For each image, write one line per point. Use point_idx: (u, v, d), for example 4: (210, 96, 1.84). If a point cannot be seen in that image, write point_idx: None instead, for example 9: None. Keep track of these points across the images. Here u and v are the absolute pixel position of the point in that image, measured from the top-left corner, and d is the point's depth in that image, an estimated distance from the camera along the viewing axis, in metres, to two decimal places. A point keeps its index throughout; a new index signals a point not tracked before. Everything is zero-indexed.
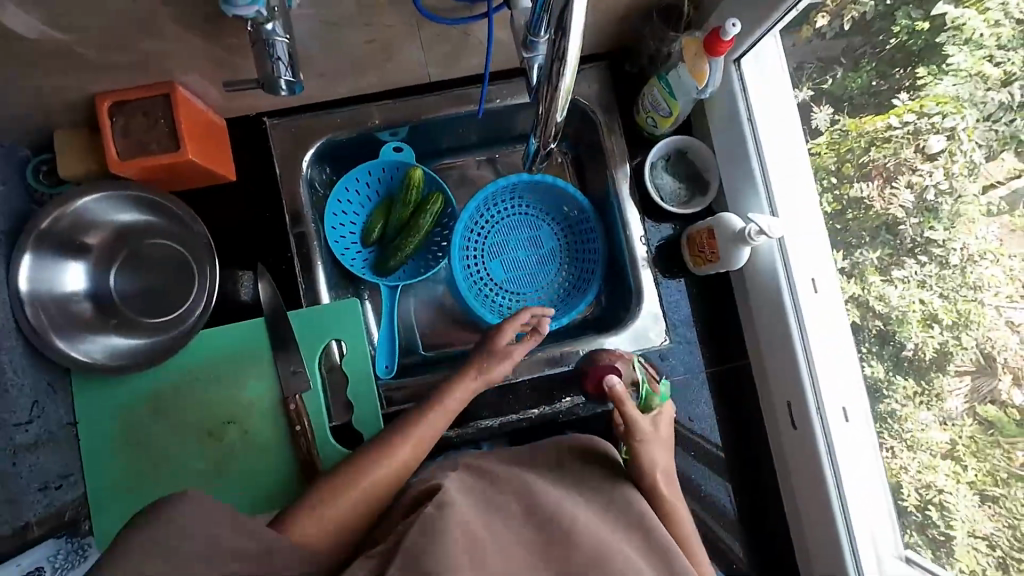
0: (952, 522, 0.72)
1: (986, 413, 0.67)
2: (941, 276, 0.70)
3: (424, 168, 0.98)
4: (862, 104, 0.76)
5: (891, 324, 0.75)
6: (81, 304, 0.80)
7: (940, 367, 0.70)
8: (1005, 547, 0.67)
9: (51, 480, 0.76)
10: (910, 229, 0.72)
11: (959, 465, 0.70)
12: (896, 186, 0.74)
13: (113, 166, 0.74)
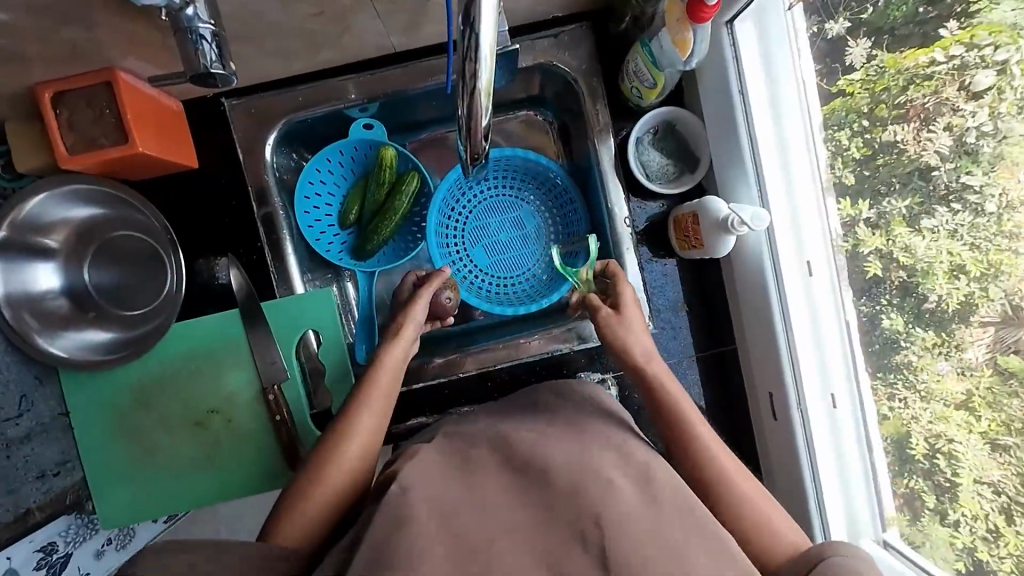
0: (958, 470, 0.69)
1: (1009, 364, 0.63)
2: (975, 224, 0.64)
3: (397, 146, 0.93)
4: (904, 36, 0.65)
5: (915, 276, 0.69)
6: (56, 300, 0.80)
7: (963, 318, 0.66)
8: (1010, 493, 0.65)
9: (48, 468, 0.80)
10: (943, 175, 0.65)
11: (972, 415, 0.67)
12: (934, 129, 0.65)
13: (63, 162, 0.71)
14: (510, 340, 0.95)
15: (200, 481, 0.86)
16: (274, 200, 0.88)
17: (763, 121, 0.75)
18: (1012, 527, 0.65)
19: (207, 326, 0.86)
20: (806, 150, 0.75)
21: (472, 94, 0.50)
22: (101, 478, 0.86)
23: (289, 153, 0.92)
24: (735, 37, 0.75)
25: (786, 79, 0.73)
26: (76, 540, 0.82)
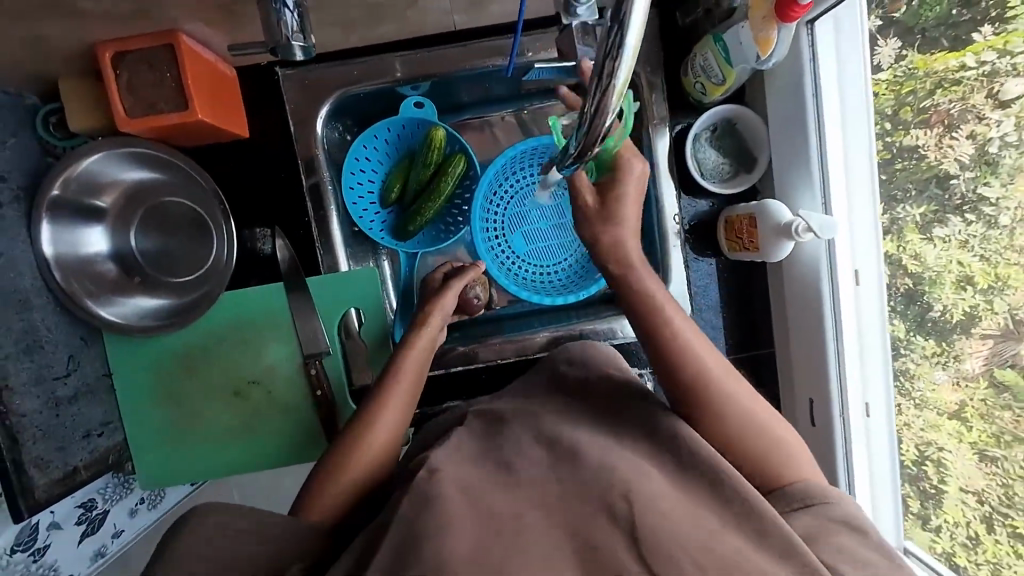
0: (946, 478, 0.73)
1: (1004, 377, 0.66)
2: (987, 236, 0.65)
3: (447, 127, 0.92)
4: (936, 38, 0.65)
5: (921, 284, 0.72)
6: (105, 265, 0.80)
7: (964, 329, 0.69)
8: (992, 503, 0.68)
9: (93, 428, 0.81)
10: (962, 183, 0.66)
11: (963, 424, 0.71)
12: (956, 135, 0.66)
13: (122, 125, 0.70)
14: (534, 330, 0.95)
15: (237, 448, 0.88)
16: (322, 171, 0.87)
17: (832, 128, 0.74)
18: (991, 535, 0.69)
19: (251, 297, 0.86)
20: (864, 161, 0.74)
21: (604, 92, 0.44)
22: (140, 440, 0.87)
23: (337, 127, 0.91)
24: (816, 39, 0.73)
25: (857, 88, 0.72)
26: (114, 498, 0.85)
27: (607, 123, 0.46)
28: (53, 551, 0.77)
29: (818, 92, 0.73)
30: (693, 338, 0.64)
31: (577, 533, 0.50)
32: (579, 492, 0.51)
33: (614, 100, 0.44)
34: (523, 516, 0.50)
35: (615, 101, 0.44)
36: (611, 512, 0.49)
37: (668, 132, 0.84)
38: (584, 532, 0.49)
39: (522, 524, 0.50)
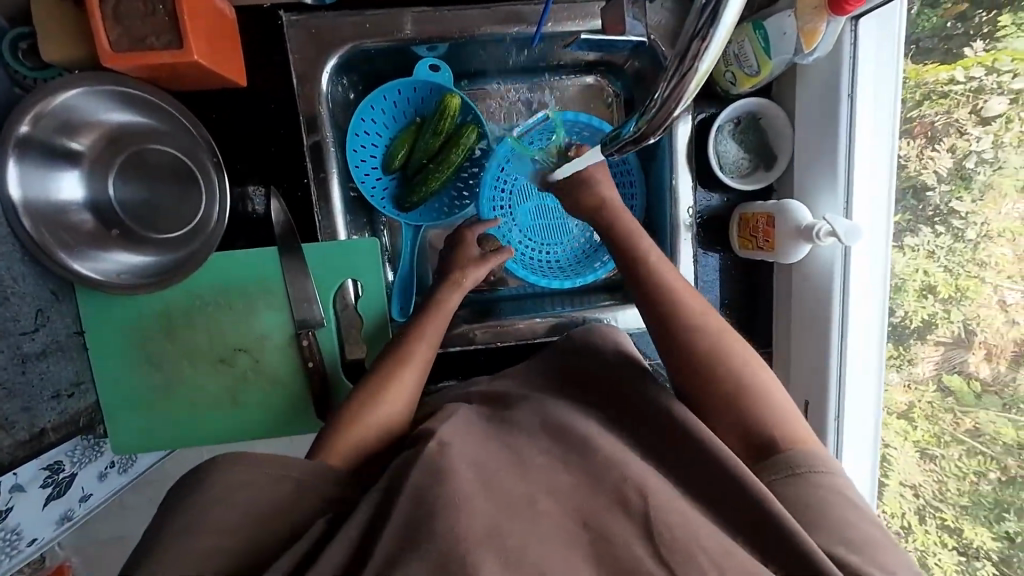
0: (889, 473, 0.83)
1: (951, 382, 0.78)
2: (952, 248, 0.76)
3: (463, 95, 0.88)
4: (929, 48, 0.73)
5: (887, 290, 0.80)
6: (80, 214, 0.73)
7: (919, 334, 0.79)
8: (926, 497, 0.80)
9: (63, 389, 0.76)
10: (937, 196, 0.76)
11: (909, 424, 0.82)
12: (937, 148, 0.75)
13: (105, 61, 0.63)
14: (534, 315, 0.92)
15: (220, 417, 0.84)
16: (325, 130, 0.81)
17: (862, 133, 0.72)
18: (923, 526, 0.81)
19: (244, 261, 0.81)
20: (886, 172, 0.74)
21: (684, 76, 0.43)
22: (114, 404, 0.82)
23: (343, 85, 0.85)
24: (858, 37, 0.70)
25: (889, 96, 0.71)
26: (82, 461, 0.80)
27: (678, 110, 0.46)
28: (17, 514, 0.69)
29: (854, 92, 0.71)
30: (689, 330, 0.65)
31: (587, 523, 0.49)
32: (593, 484, 0.51)
33: (691, 85, 0.44)
34: (536, 503, 0.50)
35: (692, 86, 0.44)
36: (626, 506, 0.49)
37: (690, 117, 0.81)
38: (596, 523, 0.49)
39: (532, 516, 0.49)
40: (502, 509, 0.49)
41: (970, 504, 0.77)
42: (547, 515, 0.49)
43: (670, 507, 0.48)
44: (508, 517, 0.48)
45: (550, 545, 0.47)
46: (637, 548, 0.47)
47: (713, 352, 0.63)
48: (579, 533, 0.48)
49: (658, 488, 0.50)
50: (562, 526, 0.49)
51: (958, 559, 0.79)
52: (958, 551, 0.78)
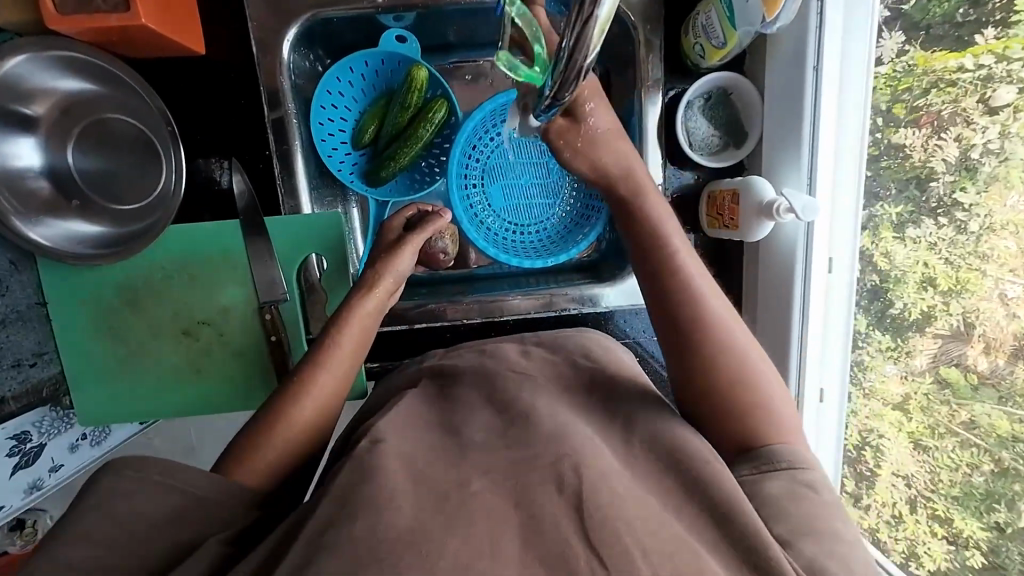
0: (880, 463, 0.79)
1: (947, 374, 0.71)
2: (954, 240, 0.69)
3: (430, 68, 0.86)
4: (939, 36, 0.67)
5: (886, 282, 0.75)
6: (38, 182, 0.72)
7: (919, 327, 0.73)
8: (918, 486, 0.75)
9: (24, 357, 0.76)
10: (940, 187, 0.70)
11: (903, 415, 0.76)
12: (943, 138, 0.68)
13: (51, 24, 0.62)
14: (504, 295, 0.92)
15: (186, 390, 0.84)
16: (288, 104, 0.81)
17: (829, 109, 0.71)
18: (913, 516, 0.76)
19: (206, 233, 0.80)
20: (854, 148, 0.73)
21: (587, 22, 0.45)
22: (79, 376, 0.82)
23: (308, 57, 0.84)
24: (825, 9, 0.68)
25: (859, 71, 0.70)
26: (50, 432, 0.81)
27: (589, 59, 0.48)
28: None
29: (821, 66, 0.69)
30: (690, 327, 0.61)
31: (520, 503, 0.48)
32: (528, 462, 0.51)
33: (596, 31, 0.46)
34: (469, 485, 0.49)
35: (598, 31, 0.46)
36: (559, 483, 0.48)
37: (661, 96, 0.82)
38: (527, 502, 0.48)
39: (468, 491, 0.49)
40: (433, 492, 0.48)
41: (960, 494, 0.72)
42: (482, 497, 0.48)
43: (602, 484, 0.48)
44: (437, 497, 0.48)
45: (479, 515, 0.46)
46: (564, 526, 0.46)
47: (706, 351, 0.60)
48: (510, 509, 0.47)
49: (592, 463, 0.50)
50: (494, 506, 0.47)
51: (947, 549, 0.74)
52: (948, 542, 0.74)
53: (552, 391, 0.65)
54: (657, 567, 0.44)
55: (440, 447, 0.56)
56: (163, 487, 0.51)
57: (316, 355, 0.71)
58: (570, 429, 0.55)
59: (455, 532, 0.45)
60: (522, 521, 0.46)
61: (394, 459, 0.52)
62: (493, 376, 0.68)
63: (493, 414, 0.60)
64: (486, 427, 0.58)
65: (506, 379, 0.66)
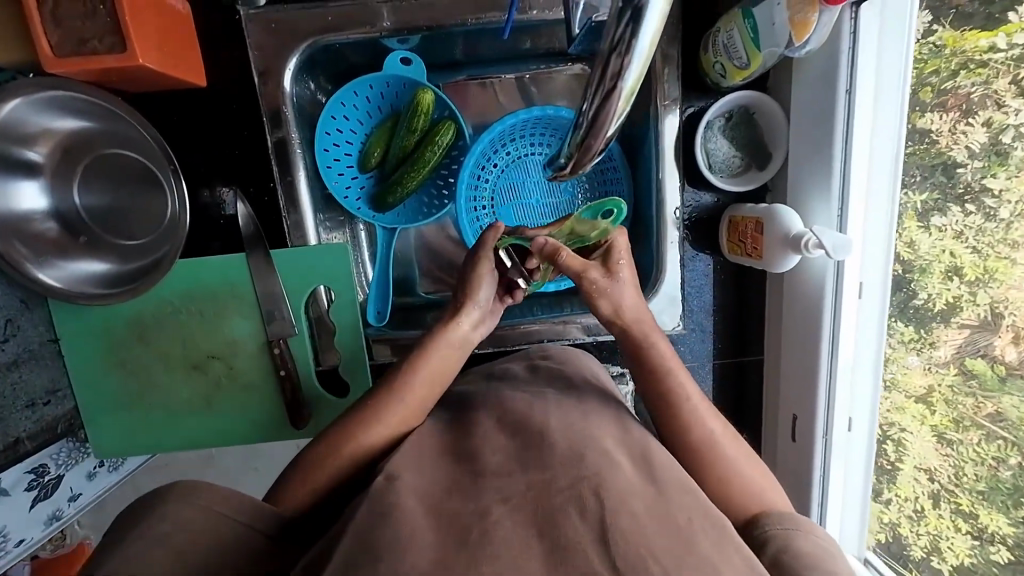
0: (903, 457, 0.75)
1: (973, 365, 0.68)
2: (982, 228, 0.65)
3: (436, 90, 0.83)
4: (969, 14, 0.62)
5: (910, 273, 0.70)
6: (46, 224, 0.71)
7: (944, 318, 0.69)
8: (942, 481, 0.72)
9: (38, 397, 0.76)
10: (968, 172, 0.65)
11: (928, 409, 0.72)
12: (972, 122, 0.63)
13: (48, 66, 0.60)
14: (517, 323, 0.88)
15: (197, 422, 0.84)
16: (290, 128, 0.78)
17: (862, 130, 0.66)
18: (936, 510, 0.73)
19: (211, 267, 0.79)
20: (887, 169, 0.68)
21: (610, 93, 0.45)
22: (93, 411, 0.83)
23: (309, 82, 0.81)
24: (859, 31, 0.63)
25: (897, 89, 0.65)
26: (68, 463, 0.81)
27: (611, 130, 0.48)
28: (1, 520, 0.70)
29: (852, 88, 0.64)
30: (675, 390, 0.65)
31: (544, 532, 0.46)
32: (547, 485, 0.49)
33: (619, 105, 0.46)
34: (490, 513, 0.48)
35: (621, 103, 0.46)
36: (581, 506, 0.47)
37: (678, 115, 0.78)
38: (551, 530, 0.46)
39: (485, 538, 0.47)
40: (454, 525, 0.47)
41: (986, 489, 0.69)
42: (503, 525, 0.46)
43: (623, 508, 0.47)
44: (456, 532, 0.46)
45: (502, 545, 0.45)
46: (591, 555, 0.44)
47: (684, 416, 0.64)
48: (534, 539, 0.46)
49: (614, 485, 0.49)
50: (518, 535, 0.46)
51: (971, 543, 0.71)
52: (973, 536, 0.71)
53: (566, 403, 0.63)
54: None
55: (453, 474, 0.54)
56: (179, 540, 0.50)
57: (366, 404, 0.68)
58: (586, 448, 0.53)
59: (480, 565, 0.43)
60: (547, 551, 0.45)
61: (411, 494, 0.51)
62: (503, 399, 0.66)
63: (507, 433, 0.59)
64: (499, 447, 0.56)
65: (515, 401, 0.64)
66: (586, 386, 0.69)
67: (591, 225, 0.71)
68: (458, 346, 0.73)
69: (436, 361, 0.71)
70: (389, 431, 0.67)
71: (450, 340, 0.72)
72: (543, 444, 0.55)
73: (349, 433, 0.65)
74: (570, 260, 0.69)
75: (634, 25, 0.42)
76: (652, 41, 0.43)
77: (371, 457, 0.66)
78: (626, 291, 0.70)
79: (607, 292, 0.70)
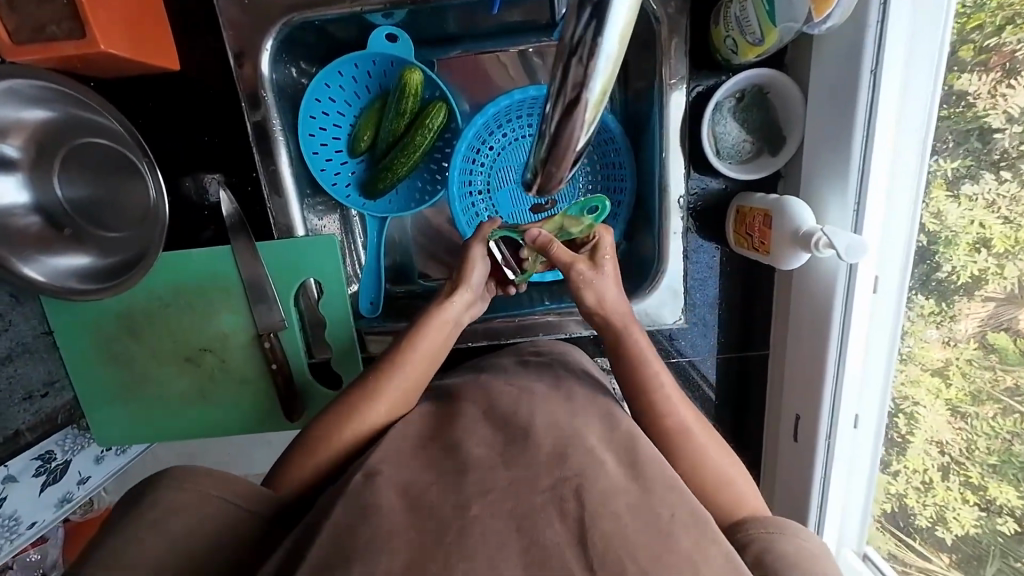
0: (914, 430, 0.69)
1: (996, 340, 0.61)
2: (1019, 196, 0.57)
3: (425, 69, 0.78)
4: None
5: (935, 244, 0.63)
6: (28, 219, 0.69)
7: (968, 291, 0.62)
8: (953, 453, 0.66)
9: (35, 390, 0.77)
10: (1006, 138, 0.57)
11: (943, 382, 0.66)
12: (1017, 83, 0.55)
13: (9, 54, 0.62)
14: (515, 315, 0.85)
15: (193, 413, 0.84)
16: (268, 109, 0.75)
17: (889, 112, 0.59)
18: (944, 482, 0.68)
19: (198, 260, 0.78)
20: (915, 156, 0.61)
21: (575, 104, 0.41)
22: (93, 404, 0.83)
23: (289, 65, 0.77)
24: (890, 4, 0.56)
25: (930, 67, 0.58)
26: (74, 449, 0.82)
27: (581, 142, 0.43)
28: (13, 502, 0.72)
29: (878, 67, 0.58)
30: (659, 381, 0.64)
31: (522, 528, 0.45)
32: (530, 483, 0.48)
33: (586, 114, 0.41)
34: (468, 510, 0.46)
35: (588, 113, 0.42)
36: (562, 506, 0.46)
37: (685, 95, 0.73)
38: (530, 527, 0.45)
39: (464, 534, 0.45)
40: (431, 520, 0.46)
41: (999, 462, 0.63)
42: (482, 523, 0.45)
43: (605, 508, 0.46)
44: (434, 527, 0.45)
45: (477, 545, 0.43)
46: (569, 556, 0.43)
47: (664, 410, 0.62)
48: (511, 533, 0.44)
49: (597, 486, 0.48)
50: (494, 528, 0.45)
51: (978, 515, 0.65)
52: (980, 507, 0.65)
53: (554, 399, 0.61)
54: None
55: (434, 464, 0.53)
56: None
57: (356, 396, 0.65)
58: (571, 447, 0.52)
59: (456, 565, 0.42)
60: (525, 546, 0.43)
61: (391, 487, 0.49)
62: (490, 390, 0.65)
63: (493, 428, 0.57)
64: (485, 440, 0.55)
65: (502, 395, 0.62)
66: (576, 387, 0.66)
67: (574, 220, 0.70)
68: (446, 328, 0.70)
69: (431, 338, 0.69)
70: (383, 414, 0.64)
71: (440, 323, 0.70)
72: (525, 440, 0.53)
73: (343, 418, 0.63)
74: (559, 251, 0.68)
75: (596, 25, 0.38)
76: (621, 39, 0.39)
77: (361, 441, 0.63)
78: (610, 286, 0.69)
79: (593, 284, 0.68)
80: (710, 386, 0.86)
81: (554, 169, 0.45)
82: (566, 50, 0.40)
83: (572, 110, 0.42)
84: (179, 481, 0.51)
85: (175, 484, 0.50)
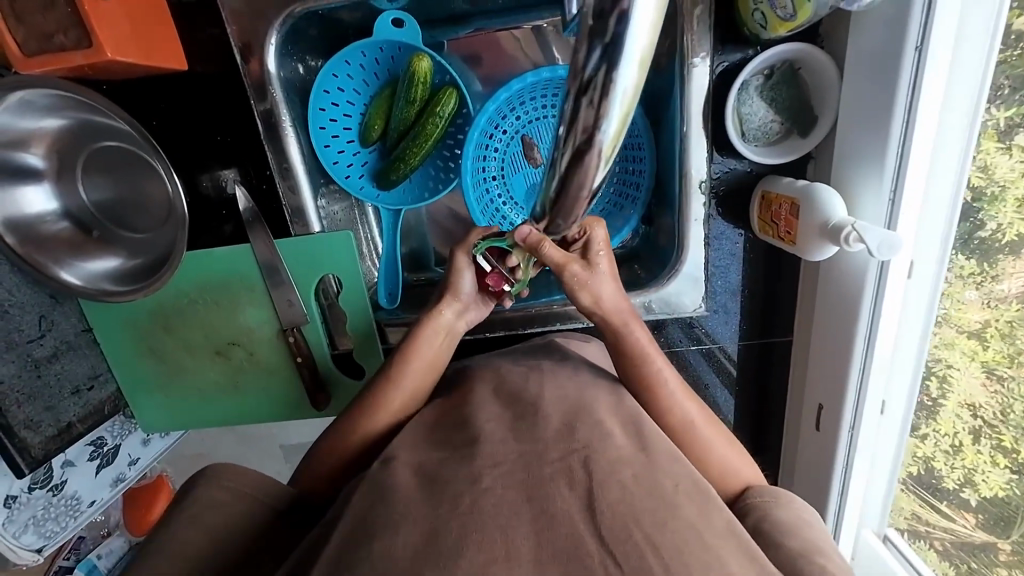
0: (947, 394, 0.65)
1: None
2: None
3: (433, 54, 0.75)
4: None
5: (980, 202, 0.58)
6: (58, 225, 0.72)
7: (1015, 250, 0.57)
8: (986, 417, 0.63)
9: (81, 383, 0.81)
10: None
11: (979, 344, 0.61)
12: None
13: (19, 65, 0.62)
14: (527, 304, 0.83)
15: (227, 403, 0.88)
16: (277, 100, 0.73)
17: (933, 88, 0.54)
18: (974, 446, 0.65)
19: (221, 258, 0.80)
20: (960, 135, 0.56)
21: (590, 143, 0.34)
22: (135, 395, 0.88)
23: (295, 59, 0.76)
24: None
25: (982, 36, 0.53)
26: (123, 433, 0.87)
27: (597, 182, 0.37)
28: (73, 483, 0.79)
29: (925, 42, 0.53)
30: (670, 376, 0.63)
31: (533, 497, 0.46)
32: (539, 455, 0.49)
33: (601, 157, 0.35)
34: (481, 481, 0.47)
35: (604, 155, 0.35)
36: (570, 476, 0.47)
37: (710, 73, 0.68)
38: (540, 496, 0.45)
39: (479, 492, 0.46)
40: (444, 496, 0.46)
41: None
42: (493, 492, 0.46)
43: (612, 478, 0.46)
44: (446, 500, 0.46)
45: (489, 513, 0.44)
46: (578, 520, 0.43)
47: (677, 411, 0.62)
48: (522, 502, 0.45)
49: (604, 456, 0.49)
50: (506, 498, 0.45)
51: (1009, 478, 0.62)
52: (1011, 471, 0.62)
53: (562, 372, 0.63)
54: (670, 565, 0.41)
55: (447, 446, 0.54)
56: (205, 527, 0.53)
57: (366, 401, 0.66)
58: (582, 420, 0.53)
59: (470, 534, 0.43)
60: (534, 516, 0.44)
61: (407, 474, 0.51)
62: (503, 370, 0.66)
63: (502, 404, 0.58)
64: (493, 415, 0.56)
65: (515, 380, 0.63)
66: (583, 361, 0.67)
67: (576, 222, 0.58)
68: (442, 334, 0.70)
69: (428, 351, 0.69)
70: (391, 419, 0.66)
71: (434, 331, 0.69)
72: (534, 414, 0.54)
73: (352, 423, 0.66)
74: (552, 251, 0.61)
75: (609, 61, 0.31)
76: (642, 62, 0.31)
77: (371, 445, 0.65)
78: (605, 285, 0.64)
79: (586, 283, 0.63)
80: (730, 374, 0.85)
81: (572, 212, 0.39)
82: (573, 80, 0.33)
83: (589, 151, 0.34)
84: (215, 478, 0.55)
85: (210, 482, 0.55)
